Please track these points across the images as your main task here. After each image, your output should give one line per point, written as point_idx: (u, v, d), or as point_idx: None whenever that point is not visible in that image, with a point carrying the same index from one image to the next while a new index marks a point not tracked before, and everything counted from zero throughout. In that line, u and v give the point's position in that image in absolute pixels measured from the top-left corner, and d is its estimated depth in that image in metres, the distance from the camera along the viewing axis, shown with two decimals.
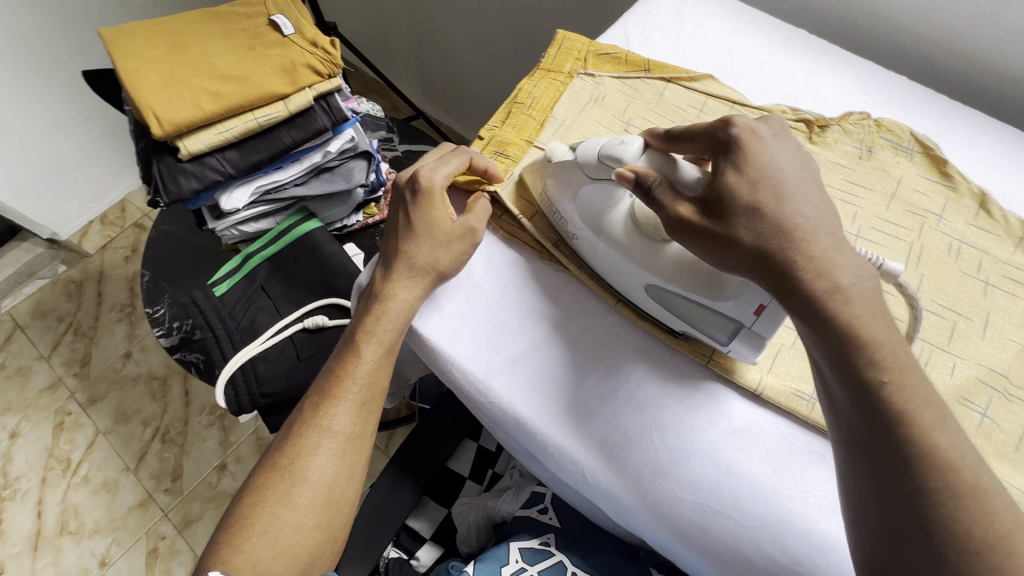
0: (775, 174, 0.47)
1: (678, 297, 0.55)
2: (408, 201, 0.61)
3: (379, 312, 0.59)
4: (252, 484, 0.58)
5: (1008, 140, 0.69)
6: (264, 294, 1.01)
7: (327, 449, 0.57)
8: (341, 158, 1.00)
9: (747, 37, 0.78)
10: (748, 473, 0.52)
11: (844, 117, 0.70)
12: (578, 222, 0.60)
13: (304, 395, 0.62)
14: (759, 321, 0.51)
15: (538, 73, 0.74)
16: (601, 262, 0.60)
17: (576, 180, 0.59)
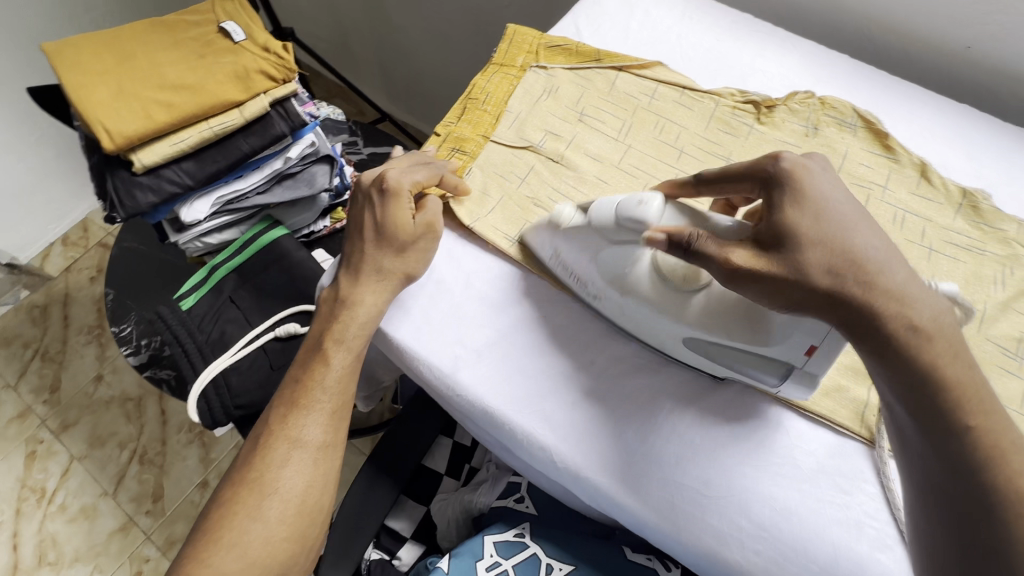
0: (834, 210, 0.44)
1: (721, 346, 0.53)
2: (375, 204, 0.61)
3: (341, 319, 0.59)
4: (220, 498, 0.57)
5: (945, 110, 0.72)
6: (233, 305, 1.00)
7: (297, 459, 0.57)
8: (303, 164, 1.00)
9: (694, 23, 0.79)
10: (711, 446, 0.53)
11: (790, 96, 0.72)
12: (601, 284, 0.57)
13: (270, 407, 0.61)
14: (812, 362, 0.49)
15: (491, 68, 0.75)
16: (632, 320, 0.57)
17: (591, 244, 0.56)
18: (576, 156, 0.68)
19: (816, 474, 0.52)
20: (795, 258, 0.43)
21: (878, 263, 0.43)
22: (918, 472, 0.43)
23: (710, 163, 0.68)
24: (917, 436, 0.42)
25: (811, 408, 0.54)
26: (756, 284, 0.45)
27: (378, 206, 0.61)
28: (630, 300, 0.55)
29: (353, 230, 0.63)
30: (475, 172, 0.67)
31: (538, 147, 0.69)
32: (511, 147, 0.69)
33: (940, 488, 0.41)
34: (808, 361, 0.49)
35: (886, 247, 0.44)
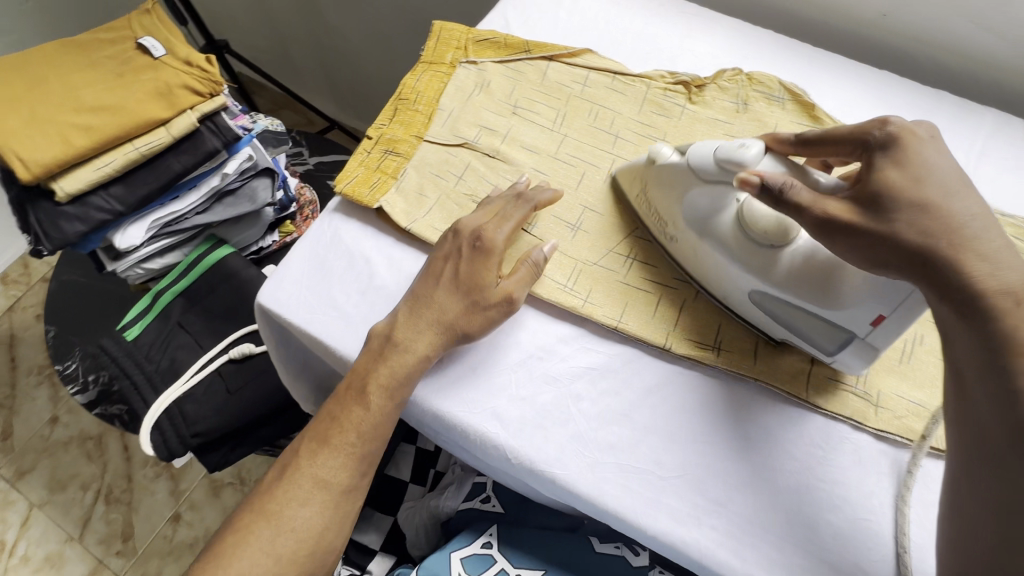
0: (938, 175, 0.43)
1: (789, 307, 0.52)
2: (463, 254, 0.57)
3: (396, 360, 0.54)
4: (237, 518, 0.55)
5: (867, 77, 0.74)
6: (182, 331, 0.97)
7: (321, 501, 0.54)
8: (243, 179, 0.97)
9: (621, 8, 0.80)
10: (682, 434, 0.54)
11: (719, 74, 0.73)
12: (683, 225, 0.57)
13: (302, 430, 0.58)
14: (876, 332, 0.49)
15: (420, 66, 0.73)
16: (703, 265, 0.57)
17: (682, 185, 0.57)
18: (513, 149, 0.68)
19: (811, 457, 0.52)
20: (889, 222, 0.43)
21: (977, 228, 0.41)
22: (968, 434, 0.39)
23: (646, 146, 0.68)
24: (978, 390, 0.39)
25: (757, 378, 0.55)
26: (848, 238, 0.44)
27: (468, 253, 0.57)
28: (704, 244, 0.56)
29: (425, 276, 0.58)
30: (411, 173, 0.66)
31: (473, 144, 0.68)
32: (446, 145, 0.68)
33: (989, 453, 0.38)
34: (874, 330, 0.48)
35: (984, 215, 0.42)
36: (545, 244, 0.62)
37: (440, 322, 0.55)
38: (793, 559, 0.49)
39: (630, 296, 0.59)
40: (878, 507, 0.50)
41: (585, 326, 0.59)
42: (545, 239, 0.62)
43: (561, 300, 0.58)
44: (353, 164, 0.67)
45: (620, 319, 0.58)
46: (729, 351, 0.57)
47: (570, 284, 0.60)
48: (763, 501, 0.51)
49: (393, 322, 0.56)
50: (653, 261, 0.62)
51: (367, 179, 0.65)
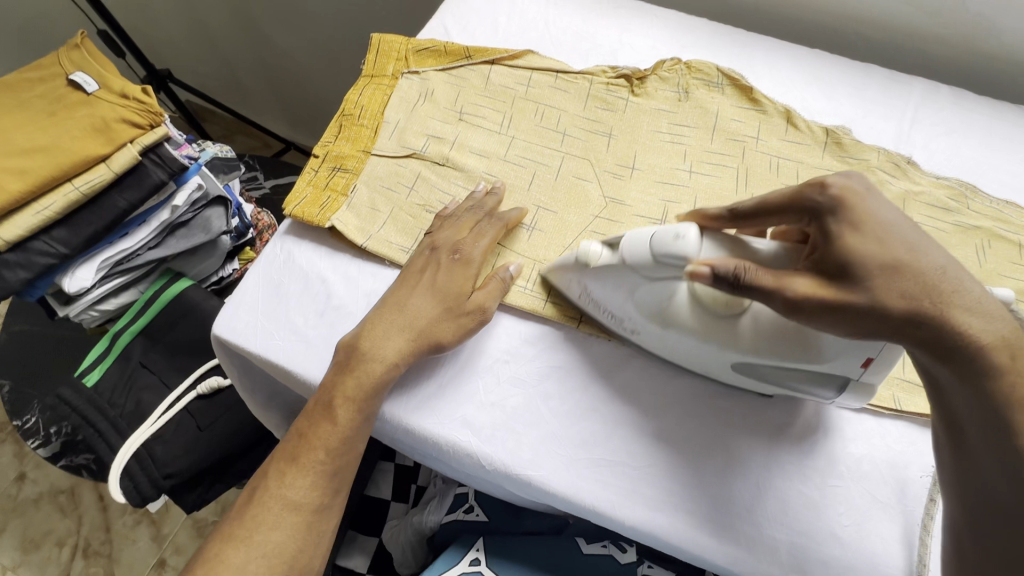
0: (897, 231, 0.42)
1: (774, 369, 0.50)
2: (443, 264, 0.57)
3: (364, 368, 0.53)
4: (205, 549, 0.52)
5: (801, 57, 0.76)
6: (145, 370, 0.94)
7: (292, 523, 0.51)
8: (194, 210, 0.94)
9: (559, 7, 0.81)
10: (652, 424, 0.54)
11: (658, 65, 0.74)
12: (640, 320, 0.53)
13: (271, 450, 0.56)
14: (868, 372, 0.47)
15: (362, 81, 0.73)
16: (674, 350, 0.54)
17: (625, 283, 0.52)
18: (462, 156, 0.68)
19: (780, 433, 0.53)
20: (868, 290, 0.40)
21: (950, 280, 0.40)
22: (973, 479, 0.40)
23: (594, 142, 0.69)
24: (977, 441, 0.39)
25: None
26: (831, 322, 0.42)
27: (446, 264, 0.57)
28: (670, 330, 0.52)
29: (402, 284, 0.57)
30: (362, 189, 0.65)
31: (422, 153, 0.67)
32: (394, 157, 0.67)
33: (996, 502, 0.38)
34: (867, 370, 0.47)
35: (954, 265, 0.41)
36: (501, 247, 0.62)
37: (416, 331, 0.54)
38: (772, 536, 0.50)
39: None
40: (846, 474, 0.52)
41: (549, 325, 0.59)
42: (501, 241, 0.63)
43: (521, 303, 0.58)
44: (301, 185, 0.65)
45: (582, 316, 0.58)
46: None
47: (529, 287, 0.60)
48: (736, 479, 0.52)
49: (360, 331, 0.55)
50: None
51: (316, 199, 0.64)
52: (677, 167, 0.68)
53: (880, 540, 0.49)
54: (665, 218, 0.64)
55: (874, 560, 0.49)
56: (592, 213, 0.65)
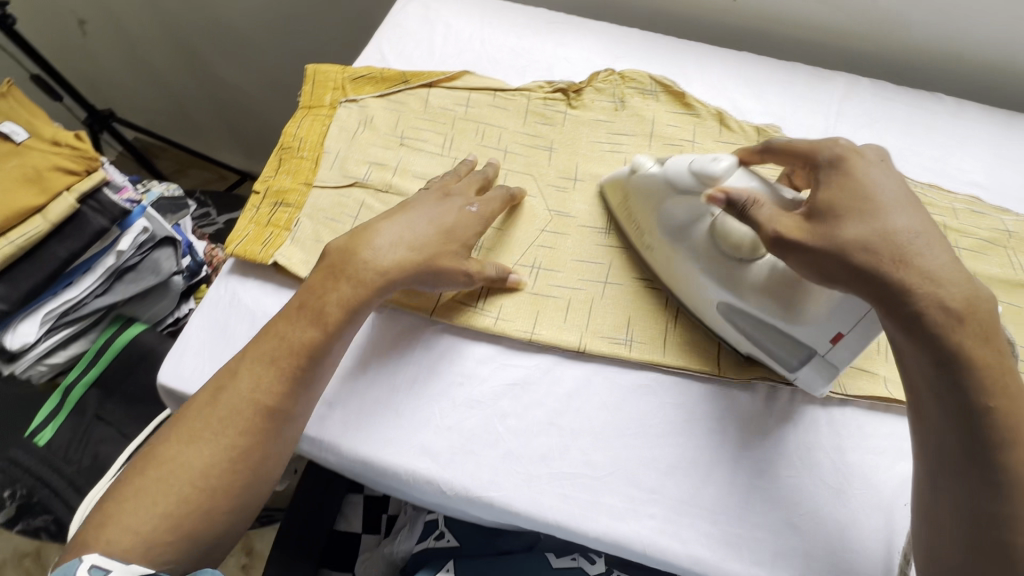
0: (871, 197, 0.45)
1: (753, 317, 0.53)
2: (462, 203, 0.61)
3: (356, 273, 0.55)
4: (160, 448, 0.50)
5: (730, 60, 0.79)
6: (101, 423, 0.91)
7: (261, 427, 0.50)
8: (141, 253, 0.91)
9: (494, 27, 0.82)
10: (611, 428, 0.55)
11: (594, 77, 0.75)
12: (657, 233, 0.59)
13: (242, 350, 0.54)
14: (835, 350, 0.50)
15: (300, 113, 0.72)
16: (674, 273, 0.58)
17: (659, 194, 0.58)
18: (405, 180, 0.68)
19: (730, 427, 0.55)
20: (833, 236, 0.44)
21: (918, 242, 0.43)
22: (930, 441, 0.43)
23: (536, 156, 0.70)
24: (931, 406, 0.43)
25: (671, 364, 0.57)
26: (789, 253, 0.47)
27: (455, 212, 0.59)
28: (681, 252, 0.56)
29: (432, 211, 0.59)
30: (306, 222, 0.64)
31: (364, 181, 0.67)
32: (337, 187, 0.66)
33: (952, 463, 0.42)
34: (835, 346, 0.50)
35: (927, 231, 0.44)
36: None
37: (421, 252, 0.56)
38: (734, 531, 0.51)
39: (541, 305, 0.60)
40: (798, 464, 0.53)
41: (502, 343, 0.59)
42: None
43: (474, 323, 0.59)
44: (242, 223, 0.64)
45: (534, 330, 0.58)
46: (642, 342, 0.58)
47: (481, 306, 0.60)
48: (689, 458, 0.53)
49: (351, 245, 0.56)
50: (558, 267, 0.63)
51: (258, 236, 0.63)
52: (618, 175, 0.69)
53: (834, 527, 0.51)
54: (610, 226, 0.65)
55: (831, 547, 0.50)
56: (539, 227, 0.65)
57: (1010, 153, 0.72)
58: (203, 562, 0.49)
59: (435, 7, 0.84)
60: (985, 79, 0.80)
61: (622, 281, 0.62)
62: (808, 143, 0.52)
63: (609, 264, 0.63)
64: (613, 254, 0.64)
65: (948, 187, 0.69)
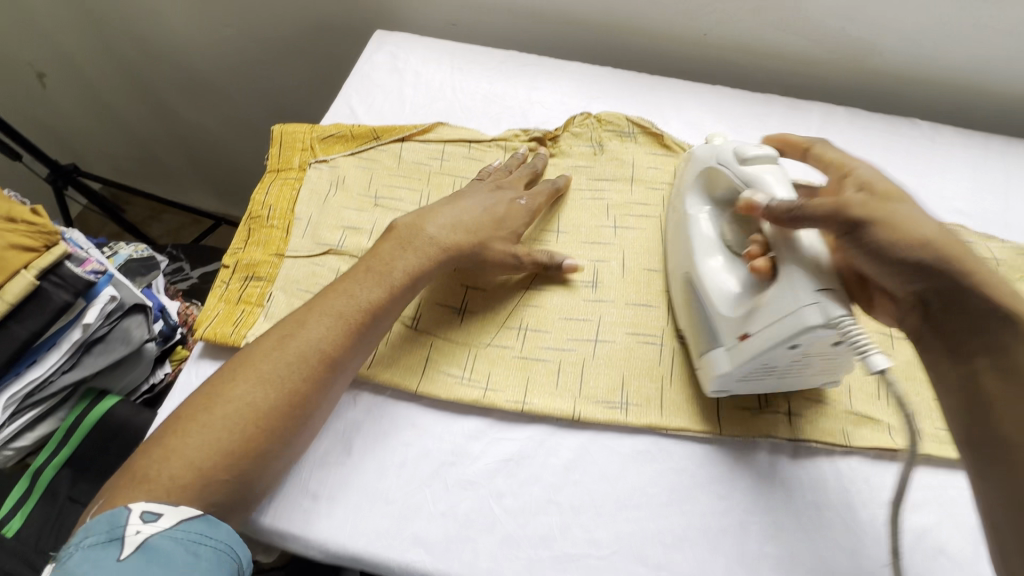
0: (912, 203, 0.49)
1: (700, 300, 0.56)
2: (515, 194, 0.64)
3: (422, 244, 0.58)
4: (221, 387, 0.49)
5: (705, 94, 0.79)
6: (77, 505, 0.85)
7: (323, 377, 0.51)
8: (109, 323, 0.86)
9: (466, 73, 0.81)
10: (611, 500, 0.52)
11: (570, 121, 0.74)
12: (692, 199, 0.62)
13: (306, 303, 0.55)
14: (736, 347, 0.51)
15: (268, 177, 0.70)
16: (675, 241, 0.62)
17: (704, 166, 0.61)
18: None
19: (733, 491, 0.53)
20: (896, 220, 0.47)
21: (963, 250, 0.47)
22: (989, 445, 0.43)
23: None
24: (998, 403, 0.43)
25: (668, 426, 0.55)
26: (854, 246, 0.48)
27: (507, 202, 0.63)
28: (689, 222, 0.60)
29: (497, 195, 0.63)
30: (279, 296, 0.61)
31: (338, 248, 0.64)
32: (310, 256, 0.63)
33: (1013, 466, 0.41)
34: (740, 344, 0.50)
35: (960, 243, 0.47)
36: (434, 337, 0.60)
37: (474, 235, 0.59)
38: None
39: (531, 370, 0.58)
40: (808, 526, 0.51)
41: (493, 415, 0.56)
42: (433, 329, 0.60)
43: (462, 396, 0.56)
44: (211, 301, 0.61)
45: (526, 399, 0.56)
46: (637, 404, 0.56)
47: (467, 375, 0.57)
48: (695, 528, 0.51)
49: (416, 223, 0.59)
50: (546, 326, 0.60)
51: (228, 315, 0.59)
52: (601, 225, 0.67)
53: None
54: (596, 279, 0.63)
55: None
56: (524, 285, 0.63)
57: (990, 177, 0.72)
58: (245, 508, 0.48)
59: (404, 55, 0.82)
60: (956, 101, 0.81)
61: (613, 338, 0.60)
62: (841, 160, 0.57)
63: (598, 320, 0.61)
64: (601, 308, 0.62)
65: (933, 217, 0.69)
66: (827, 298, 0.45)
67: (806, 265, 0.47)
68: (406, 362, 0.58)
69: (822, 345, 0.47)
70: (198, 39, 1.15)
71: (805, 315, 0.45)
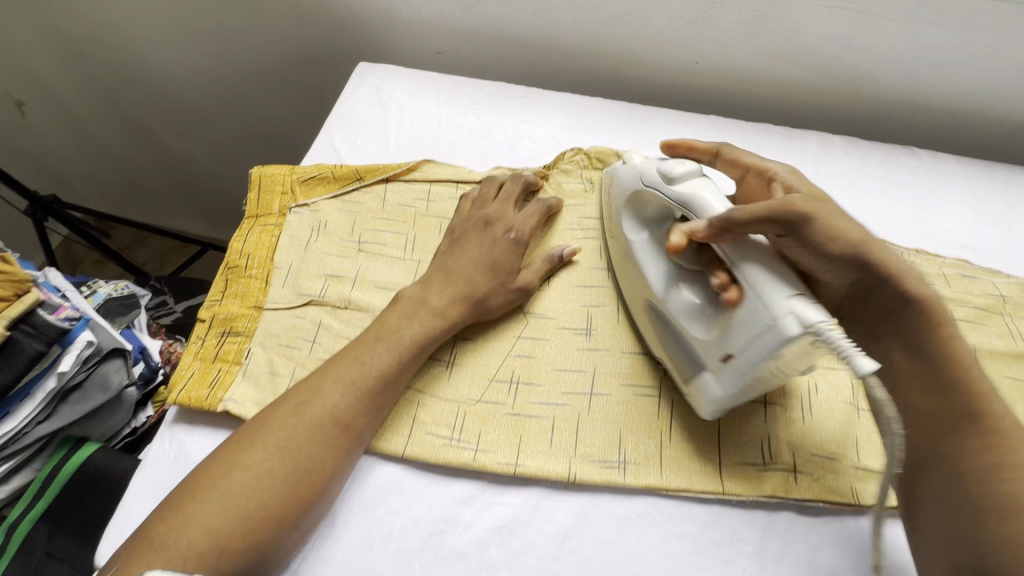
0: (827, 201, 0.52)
1: (673, 324, 0.55)
2: (506, 229, 0.62)
3: (436, 307, 0.56)
4: (235, 457, 0.45)
5: (698, 125, 0.77)
6: (53, 561, 0.78)
7: (341, 444, 0.48)
8: (86, 370, 0.80)
9: (452, 107, 0.78)
10: (611, 569, 0.49)
11: (560, 157, 0.72)
12: (630, 226, 0.60)
13: (317, 370, 0.51)
14: (723, 370, 0.50)
15: (247, 223, 0.67)
16: (626, 265, 0.61)
17: (632, 188, 0.59)
18: (365, 293, 0.62)
19: (739, 556, 0.50)
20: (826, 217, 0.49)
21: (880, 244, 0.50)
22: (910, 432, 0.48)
23: None
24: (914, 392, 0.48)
25: (669, 486, 0.52)
26: (797, 244, 0.49)
27: (500, 240, 0.61)
28: (635, 249, 0.59)
29: (484, 238, 0.61)
30: (259, 352, 0.58)
31: (320, 298, 0.61)
32: (290, 308, 0.60)
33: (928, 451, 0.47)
34: (726, 364, 0.49)
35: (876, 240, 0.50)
36: (421, 394, 0.56)
37: (468, 292, 0.57)
38: None
39: (524, 429, 0.55)
40: None
41: (485, 478, 0.53)
42: (420, 386, 0.57)
43: (450, 459, 0.53)
44: (186, 361, 0.58)
45: (518, 461, 0.53)
46: (636, 463, 0.53)
47: (457, 436, 0.54)
48: None
49: (425, 288, 0.57)
50: (539, 380, 0.57)
51: (204, 376, 0.56)
52: (594, 267, 0.65)
53: None
54: (589, 326, 0.61)
55: None
56: (514, 334, 0.60)
57: (992, 207, 0.70)
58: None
59: (388, 88, 0.80)
60: (954, 127, 0.80)
61: (609, 391, 0.57)
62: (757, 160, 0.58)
63: (593, 371, 0.58)
64: (596, 358, 0.59)
65: (935, 251, 0.67)
66: (797, 304, 0.43)
67: (765, 277, 0.45)
68: (391, 423, 0.55)
69: (802, 354, 0.45)
70: (178, 68, 1.13)
71: (781, 328, 0.43)
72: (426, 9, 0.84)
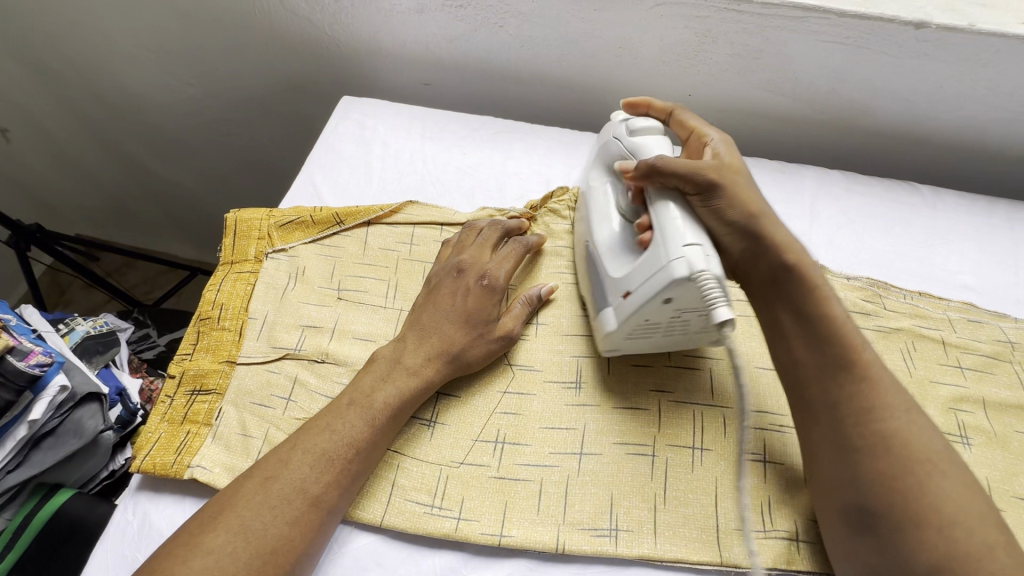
0: (745, 174, 0.55)
1: (597, 264, 0.57)
2: (477, 275, 0.59)
3: (417, 369, 0.53)
4: (190, 541, 0.42)
5: None
6: None
7: (309, 522, 0.45)
8: (60, 415, 0.69)
9: (438, 143, 0.76)
10: None
11: (548, 197, 0.69)
12: (593, 177, 0.63)
13: (290, 438, 0.49)
14: (621, 305, 0.52)
15: (221, 271, 0.64)
16: (581, 216, 0.64)
17: (601, 142, 0.62)
18: (344, 345, 0.59)
19: None
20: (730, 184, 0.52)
21: (766, 214, 0.52)
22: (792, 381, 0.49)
23: None
24: (795, 340, 0.49)
25: (663, 557, 0.49)
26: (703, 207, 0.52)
27: (472, 288, 0.58)
28: (591, 196, 0.62)
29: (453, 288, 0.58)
30: (231, 413, 0.55)
31: (296, 352, 0.58)
32: (264, 362, 0.58)
33: (816, 402, 0.47)
34: (623, 302, 0.52)
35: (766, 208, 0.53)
36: (401, 457, 0.53)
37: (440, 347, 0.55)
38: None
39: (510, 494, 0.52)
40: None
41: (468, 549, 0.50)
42: (399, 448, 0.54)
43: (430, 529, 0.50)
44: (153, 423, 0.55)
45: (504, 531, 0.50)
46: (628, 530, 0.50)
47: (438, 503, 0.51)
48: None
49: (399, 348, 0.55)
50: (525, 439, 0.54)
51: (171, 441, 0.53)
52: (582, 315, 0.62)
53: None
54: (579, 379, 0.58)
55: None
56: (499, 389, 0.57)
57: (996, 246, 0.68)
58: None
59: (372, 124, 0.78)
60: (956, 159, 0.77)
61: (601, 450, 0.54)
62: (700, 124, 0.60)
63: (583, 429, 0.55)
64: (585, 414, 0.56)
65: (939, 293, 0.64)
66: (691, 252, 0.46)
67: (676, 226, 0.49)
68: (368, 490, 0.52)
69: (691, 304, 0.48)
70: (164, 97, 1.11)
71: (671, 270, 0.46)
72: (413, 41, 0.82)
